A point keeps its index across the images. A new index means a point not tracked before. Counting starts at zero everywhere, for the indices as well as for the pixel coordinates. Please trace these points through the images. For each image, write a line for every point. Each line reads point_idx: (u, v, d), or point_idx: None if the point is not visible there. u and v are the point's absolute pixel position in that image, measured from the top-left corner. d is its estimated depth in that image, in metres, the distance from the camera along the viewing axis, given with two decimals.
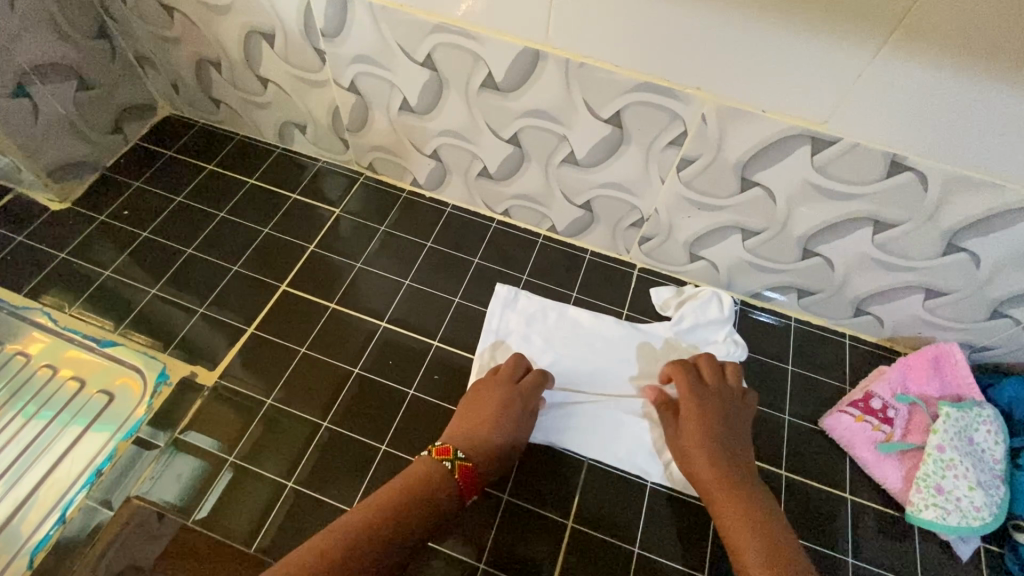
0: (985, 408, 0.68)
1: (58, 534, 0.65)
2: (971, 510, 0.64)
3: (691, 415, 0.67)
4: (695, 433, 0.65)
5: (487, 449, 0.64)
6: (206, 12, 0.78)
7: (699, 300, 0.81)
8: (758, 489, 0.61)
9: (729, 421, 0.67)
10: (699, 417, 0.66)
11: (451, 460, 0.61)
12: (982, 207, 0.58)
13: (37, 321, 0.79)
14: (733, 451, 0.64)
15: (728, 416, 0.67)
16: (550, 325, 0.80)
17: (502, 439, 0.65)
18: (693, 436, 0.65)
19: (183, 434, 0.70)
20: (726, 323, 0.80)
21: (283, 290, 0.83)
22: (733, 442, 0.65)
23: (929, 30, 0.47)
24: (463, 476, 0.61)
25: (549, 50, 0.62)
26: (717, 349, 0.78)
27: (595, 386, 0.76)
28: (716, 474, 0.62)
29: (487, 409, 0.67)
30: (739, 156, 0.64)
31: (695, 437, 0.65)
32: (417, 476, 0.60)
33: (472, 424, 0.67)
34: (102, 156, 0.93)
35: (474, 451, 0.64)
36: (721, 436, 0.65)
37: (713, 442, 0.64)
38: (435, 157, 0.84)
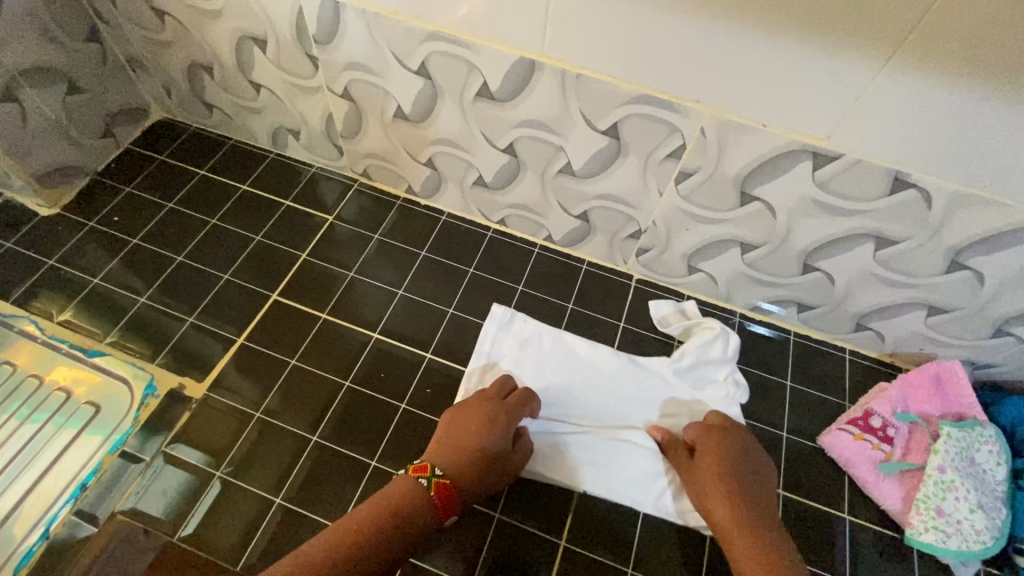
0: (987, 428, 0.67)
1: (41, 549, 0.64)
2: (972, 533, 0.63)
3: (703, 453, 0.65)
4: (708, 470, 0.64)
5: (472, 463, 0.61)
6: (198, 17, 0.77)
7: (704, 336, 0.76)
8: (773, 526, 0.60)
9: (743, 461, 0.65)
10: (712, 456, 0.65)
11: (428, 477, 0.59)
12: (988, 226, 0.57)
13: (24, 329, 0.78)
14: (749, 488, 0.62)
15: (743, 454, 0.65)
16: (545, 350, 0.77)
17: (490, 457, 0.62)
18: (708, 474, 0.64)
19: (170, 447, 0.69)
20: (728, 363, 0.75)
21: (274, 299, 0.81)
22: (750, 483, 0.63)
23: (935, 46, 0.46)
24: (442, 493, 0.58)
25: (544, 60, 0.61)
26: (717, 390, 0.74)
27: (591, 415, 0.73)
28: (731, 509, 0.61)
29: (471, 426, 0.64)
30: (739, 170, 0.62)
31: (710, 474, 0.63)
32: (397, 495, 0.57)
33: (454, 441, 0.64)
34: (92, 160, 0.92)
35: (461, 473, 0.61)
36: (733, 470, 0.63)
37: (730, 479, 0.63)
38: (430, 165, 0.83)
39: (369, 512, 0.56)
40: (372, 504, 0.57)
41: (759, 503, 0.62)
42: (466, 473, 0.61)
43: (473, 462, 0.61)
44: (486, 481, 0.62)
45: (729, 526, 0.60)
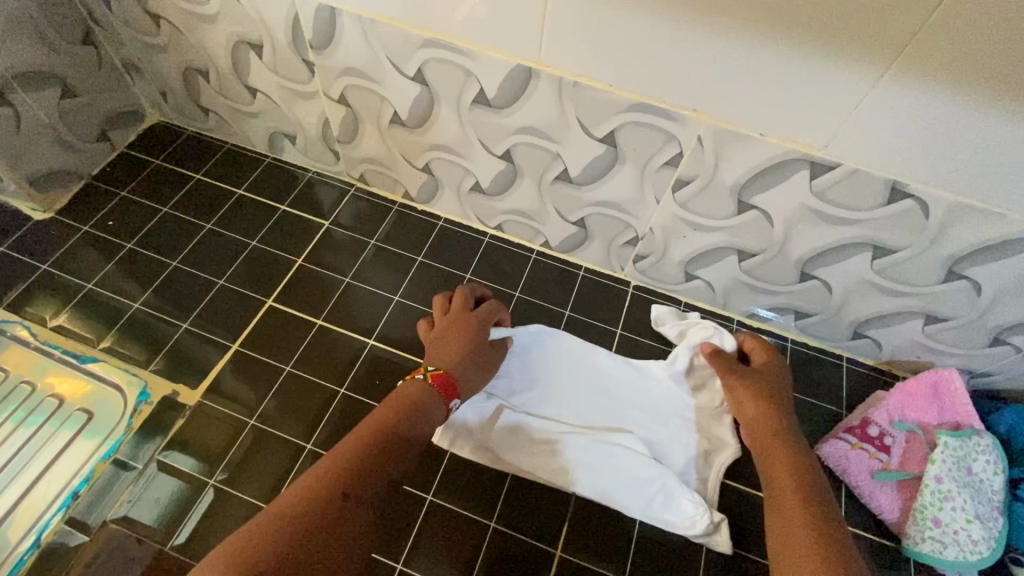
0: (984, 437, 0.66)
1: (31, 559, 0.63)
2: (969, 544, 0.62)
3: (751, 390, 0.67)
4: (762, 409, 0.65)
5: (460, 351, 0.65)
6: (194, 21, 0.76)
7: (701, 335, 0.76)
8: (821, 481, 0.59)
9: (786, 395, 0.68)
10: (767, 396, 0.66)
11: (424, 374, 0.61)
12: (986, 236, 0.57)
13: (17, 334, 0.77)
14: (792, 429, 0.64)
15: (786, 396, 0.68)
16: (531, 356, 0.76)
17: (478, 353, 0.67)
18: (762, 415, 0.65)
19: (163, 455, 0.69)
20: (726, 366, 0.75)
21: (269, 304, 0.81)
22: (793, 425, 0.65)
23: (932, 57, 0.45)
24: (442, 384, 0.60)
25: (541, 67, 0.60)
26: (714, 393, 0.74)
27: (578, 420, 0.71)
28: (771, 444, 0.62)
29: (457, 331, 0.68)
30: (736, 179, 0.62)
31: (761, 412, 0.65)
32: (390, 410, 0.56)
33: (442, 346, 0.66)
34: (87, 164, 0.91)
35: (453, 365, 0.63)
36: (780, 409, 0.65)
37: (780, 418, 0.65)
38: (427, 170, 0.82)
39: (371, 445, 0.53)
40: (362, 433, 0.54)
41: (795, 436, 0.63)
42: (458, 366, 0.64)
43: (462, 346, 0.66)
44: (471, 381, 0.65)
45: (775, 457, 0.61)
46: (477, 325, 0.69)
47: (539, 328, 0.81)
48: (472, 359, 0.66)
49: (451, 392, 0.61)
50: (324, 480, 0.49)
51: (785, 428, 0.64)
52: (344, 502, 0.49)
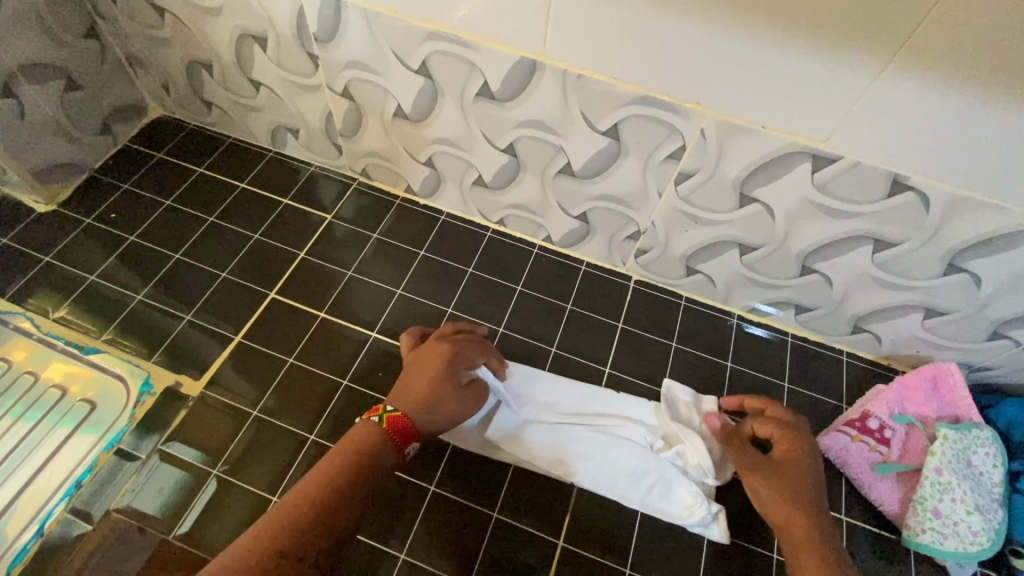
0: (984, 430, 0.67)
1: (35, 548, 0.63)
2: (968, 535, 0.63)
3: (777, 478, 0.60)
4: (789, 477, 0.60)
5: (426, 392, 0.62)
6: (198, 14, 0.77)
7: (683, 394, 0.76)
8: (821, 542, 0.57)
9: (816, 460, 0.63)
10: (794, 473, 0.61)
11: (379, 416, 0.60)
12: (986, 229, 0.57)
13: (20, 325, 0.78)
14: (820, 502, 0.59)
15: (816, 461, 0.62)
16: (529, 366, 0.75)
17: (446, 397, 0.62)
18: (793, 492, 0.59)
19: (166, 445, 0.69)
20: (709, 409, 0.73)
21: (272, 297, 0.81)
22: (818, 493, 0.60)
23: (933, 49, 0.46)
24: (396, 430, 0.59)
25: (545, 60, 0.61)
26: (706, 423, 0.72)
27: (577, 413, 0.72)
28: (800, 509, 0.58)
29: (431, 369, 0.64)
30: (738, 172, 0.62)
31: (792, 483, 0.60)
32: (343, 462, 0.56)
33: (411, 382, 0.63)
34: (90, 157, 0.92)
35: (413, 408, 0.61)
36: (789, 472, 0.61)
37: (809, 483, 0.60)
38: (430, 165, 0.83)
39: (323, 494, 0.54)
40: (316, 483, 0.55)
41: (821, 507, 0.59)
42: (419, 411, 0.61)
43: (430, 387, 0.62)
44: (436, 424, 0.62)
45: (797, 530, 0.57)
46: (452, 361, 0.65)
47: (541, 321, 0.81)
48: (439, 401, 0.62)
49: (405, 438, 0.59)
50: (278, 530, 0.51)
51: (813, 499, 0.59)
52: (294, 560, 0.50)
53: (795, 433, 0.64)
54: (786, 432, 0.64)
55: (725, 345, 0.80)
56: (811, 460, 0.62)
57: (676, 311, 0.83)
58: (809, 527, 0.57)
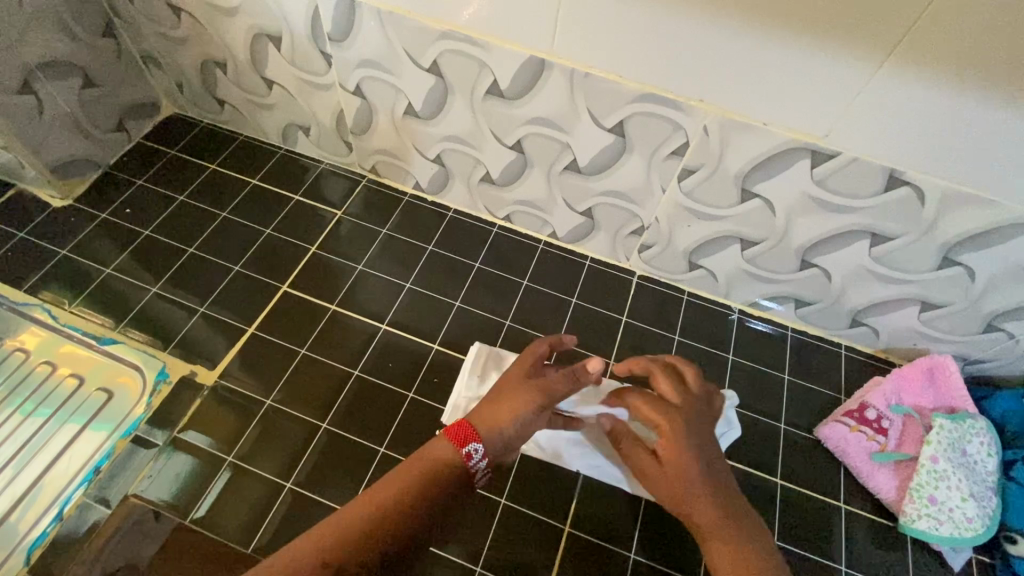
0: (978, 420, 0.69)
1: (54, 532, 0.65)
2: (963, 521, 0.65)
3: (658, 470, 0.54)
4: (672, 458, 0.53)
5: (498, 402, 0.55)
6: (214, 13, 0.79)
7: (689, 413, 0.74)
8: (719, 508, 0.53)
9: (707, 441, 0.55)
10: (680, 459, 0.53)
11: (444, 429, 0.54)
12: (979, 222, 0.59)
13: (37, 317, 0.79)
14: (706, 466, 0.53)
15: (704, 441, 0.55)
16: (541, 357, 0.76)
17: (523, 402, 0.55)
18: (672, 472, 0.53)
19: (182, 433, 0.71)
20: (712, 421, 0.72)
21: (284, 290, 0.83)
22: (709, 457, 0.54)
23: (926, 48, 0.48)
24: (459, 436, 0.53)
25: (553, 59, 0.63)
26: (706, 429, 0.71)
27: None
28: (682, 484, 0.52)
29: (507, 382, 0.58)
30: (740, 168, 0.65)
31: (678, 463, 0.53)
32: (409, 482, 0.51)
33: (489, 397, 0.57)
34: (105, 154, 0.93)
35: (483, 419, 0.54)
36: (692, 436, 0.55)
37: (696, 458, 0.53)
38: (438, 161, 0.85)
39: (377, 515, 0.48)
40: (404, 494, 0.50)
41: (714, 471, 0.53)
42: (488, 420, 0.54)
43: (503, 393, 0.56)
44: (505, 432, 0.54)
45: (691, 507, 0.52)
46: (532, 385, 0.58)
47: (547, 314, 0.83)
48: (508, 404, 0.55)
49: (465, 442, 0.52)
50: (332, 541, 0.46)
51: (703, 467, 0.53)
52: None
53: (676, 416, 0.55)
54: (661, 407, 0.56)
55: (726, 338, 0.82)
56: (691, 437, 0.54)
57: (679, 305, 0.85)
58: (694, 499, 0.52)
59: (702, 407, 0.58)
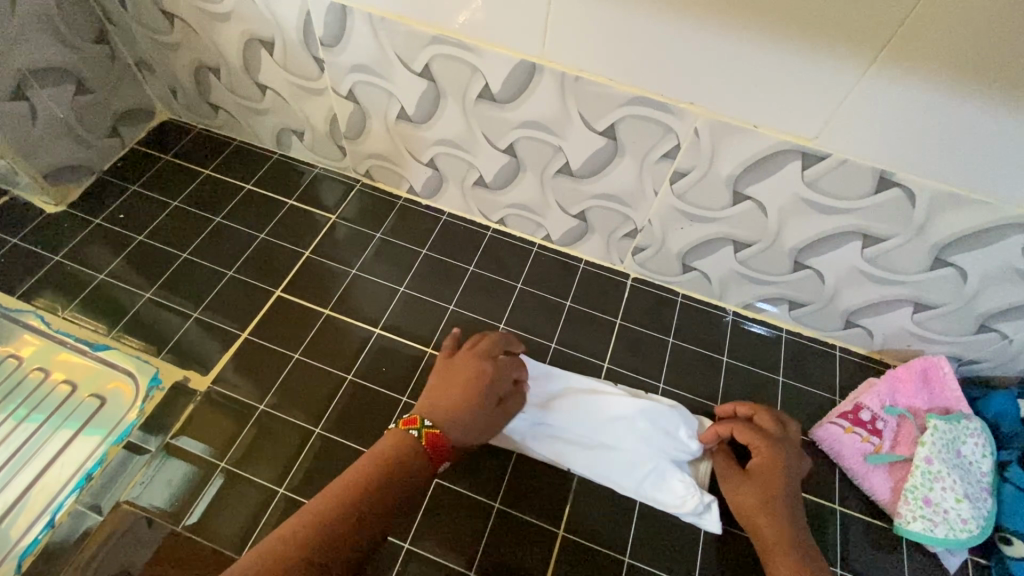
0: (973, 421, 0.69)
1: (46, 539, 0.65)
2: (958, 522, 0.65)
3: (748, 481, 0.64)
4: (761, 476, 0.63)
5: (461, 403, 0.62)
6: (207, 19, 0.79)
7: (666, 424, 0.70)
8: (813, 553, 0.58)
9: (792, 475, 0.63)
10: (770, 478, 0.63)
11: (417, 429, 0.58)
12: (970, 223, 0.59)
13: (30, 323, 0.79)
14: (792, 506, 0.62)
15: (794, 471, 0.64)
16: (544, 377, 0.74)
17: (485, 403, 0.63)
18: (756, 488, 0.63)
19: (174, 439, 0.70)
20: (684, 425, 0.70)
21: (277, 295, 0.83)
22: (790, 488, 0.63)
23: (913, 49, 0.48)
24: (432, 443, 0.58)
25: (544, 62, 0.63)
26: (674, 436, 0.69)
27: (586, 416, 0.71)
28: (764, 494, 0.62)
29: (459, 384, 0.64)
30: (731, 170, 0.65)
31: (765, 477, 0.63)
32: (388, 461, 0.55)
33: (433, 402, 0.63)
34: (99, 160, 0.94)
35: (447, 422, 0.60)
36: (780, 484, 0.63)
37: (783, 482, 0.63)
38: (432, 165, 0.85)
39: (382, 477, 0.54)
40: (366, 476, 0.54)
41: (790, 501, 0.62)
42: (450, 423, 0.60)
43: (466, 394, 0.63)
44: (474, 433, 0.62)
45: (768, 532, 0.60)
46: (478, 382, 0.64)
47: (541, 318, 0.83)
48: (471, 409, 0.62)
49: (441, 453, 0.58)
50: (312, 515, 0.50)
51: (786, 491, 0.62)
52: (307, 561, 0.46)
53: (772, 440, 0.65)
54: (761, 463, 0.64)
55: (721, 340, 0.82)
56: (783, 466, 0.63)
57: (673, 307, 0.85)
58: (766, 512, 0.61)
59: (788, 441, 0.66)
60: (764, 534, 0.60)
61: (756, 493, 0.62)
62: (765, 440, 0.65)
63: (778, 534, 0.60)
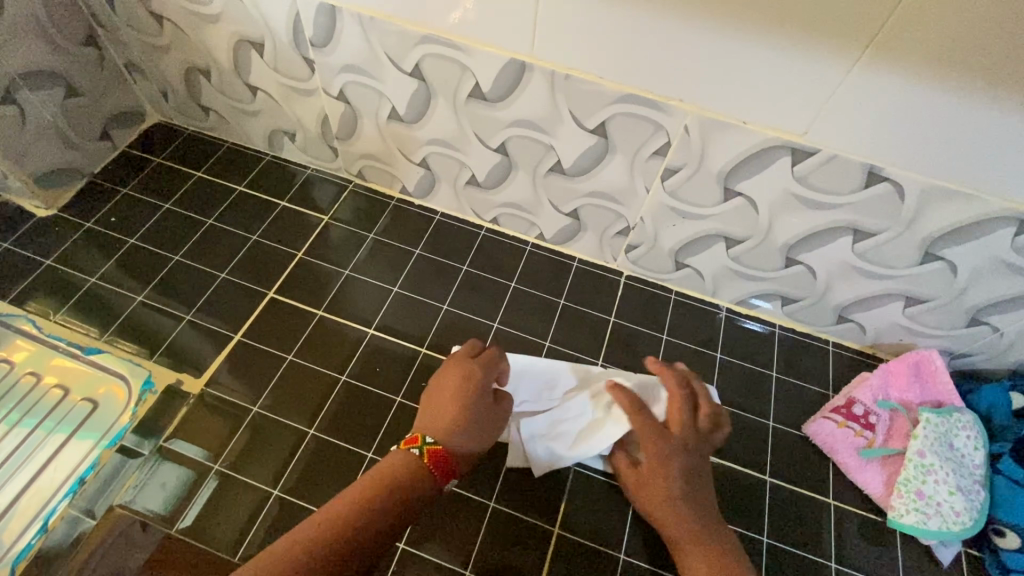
0: (965, 414, 0.70)
1: (40, 543, 0.64)
2: (951, 515, 0.65)
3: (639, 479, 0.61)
4: (657, 469, 0.60)
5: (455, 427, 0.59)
6: (196, 21, 0.79)
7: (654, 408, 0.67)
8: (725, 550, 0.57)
9: (692, 472, 0.60)
10: (658, 477, 0.60)
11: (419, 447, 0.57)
12: (960, 217, 0.60)
13: (22, 328, 0.79)
14: (692, 500, 0.59)
15: (690, 458, 0.61)
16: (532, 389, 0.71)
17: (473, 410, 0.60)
18: (654, 485, 0.60)
19: (168, 442, 0.70)
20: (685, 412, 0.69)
21: (270, 297, 0.83)
22: (697, 476, 0.60)
23: (897, 45, 0.49)
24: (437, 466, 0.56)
25: (534, 61, 0.63)
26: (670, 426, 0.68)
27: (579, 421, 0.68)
28: (662, 486, 0.59)
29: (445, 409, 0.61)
30: (721, 167, 0.65)
31: (659, 474, 0.59)
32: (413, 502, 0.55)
33: (422, 420, 0.61)
34: (89, 164, 0.93)
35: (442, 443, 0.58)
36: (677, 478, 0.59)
37: (679, 476, 0.59)
38: (423, 165, 0.85)
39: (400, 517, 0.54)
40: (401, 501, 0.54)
41: (696, 492, 0.60)
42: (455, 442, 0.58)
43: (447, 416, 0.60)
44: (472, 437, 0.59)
45: (671, 527, 0.58)
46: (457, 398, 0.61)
47: (535, 316, 0.83)
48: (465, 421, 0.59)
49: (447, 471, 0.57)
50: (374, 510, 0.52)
51: (685, 490, 0.59)
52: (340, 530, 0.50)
53: (663, 440, 0.61)
54: (651, 429, 0.62)
55: (715, 337, 0.82)
56: (676, 461, 0.60)
57: (667, 305, 0.85)
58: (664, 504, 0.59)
59: (697, 437, 0.63)
60: (673, 532, 0.58)
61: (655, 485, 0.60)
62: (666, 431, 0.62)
63: (685, 526, 0.58)
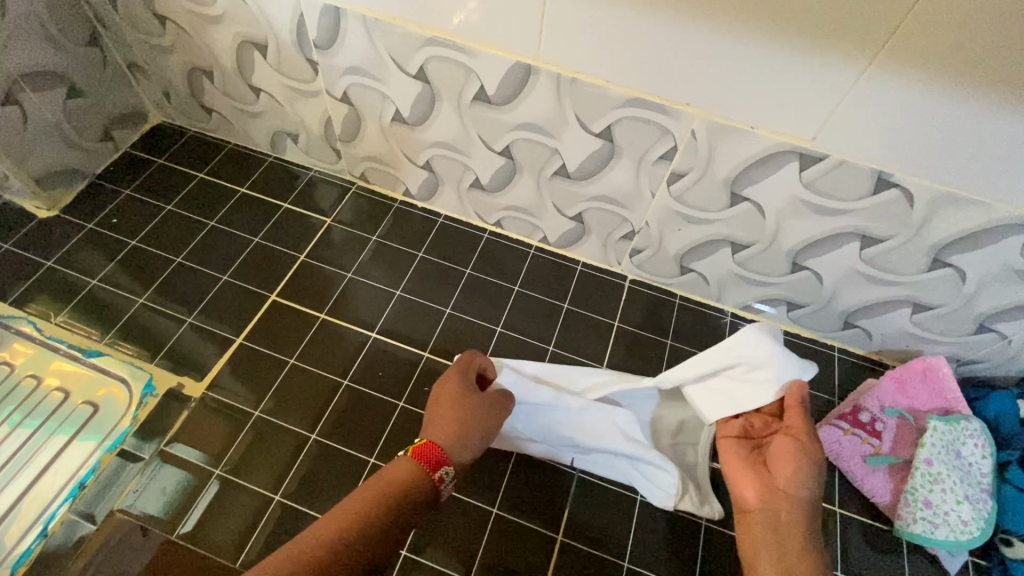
0: (973, 422, 0.68)
1: (40, 548, 0.64)
2: (959, 524, 0.65)
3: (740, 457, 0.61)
4: (766, 461, 0.59)
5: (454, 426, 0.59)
6: (199, 22, 0.78)
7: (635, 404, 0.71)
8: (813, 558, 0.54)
9: (809, 474, 0.57)
10: (767, 463, 0.59)
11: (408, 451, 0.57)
12: (970, 223, 0.59)
13: (22, 330, 0.78)
14: (789, 494, 0.57)
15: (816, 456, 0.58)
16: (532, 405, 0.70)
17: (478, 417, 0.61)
18: (762, 468, 0.59)
19: (169, 446, 0.70)
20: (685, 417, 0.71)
21: (273, 299, 0.82)
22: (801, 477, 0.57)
23: (908, 51, 0.48)
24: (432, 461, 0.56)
25: (540, 64, 0.62)
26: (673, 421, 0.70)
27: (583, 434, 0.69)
28: (771, 486, 0.57)
29: (445, 413, 0.61)
30: (728, 172, 0.64)
31: (771, 464, 0.59)
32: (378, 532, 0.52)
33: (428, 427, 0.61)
34: (91, 164, 0.93)
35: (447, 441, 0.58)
36: (786, 468, 0.57)
37: (787, 481, 0.57)
38: (427, 167, 0.84)
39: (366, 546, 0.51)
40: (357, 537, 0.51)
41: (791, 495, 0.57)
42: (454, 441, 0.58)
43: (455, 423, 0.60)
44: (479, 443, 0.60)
45: (753, 510, 0.57)
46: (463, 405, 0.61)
47: (538, 320, 0.82)
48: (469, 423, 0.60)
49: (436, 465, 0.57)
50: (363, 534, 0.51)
51: (785, 482, 0.57)
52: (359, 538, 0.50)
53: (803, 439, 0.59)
54: (802, 436, 0.59)
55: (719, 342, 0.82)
56: (800, 455, 0.58)
57: (672, 309, 0.84)
58: (760, 507, 0.57)
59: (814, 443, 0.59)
60: (750, 510, 0.57)
61: (757, 490, 0.58)
62: (788, 432, 0.60)
63: (758, 514, 0.57)
